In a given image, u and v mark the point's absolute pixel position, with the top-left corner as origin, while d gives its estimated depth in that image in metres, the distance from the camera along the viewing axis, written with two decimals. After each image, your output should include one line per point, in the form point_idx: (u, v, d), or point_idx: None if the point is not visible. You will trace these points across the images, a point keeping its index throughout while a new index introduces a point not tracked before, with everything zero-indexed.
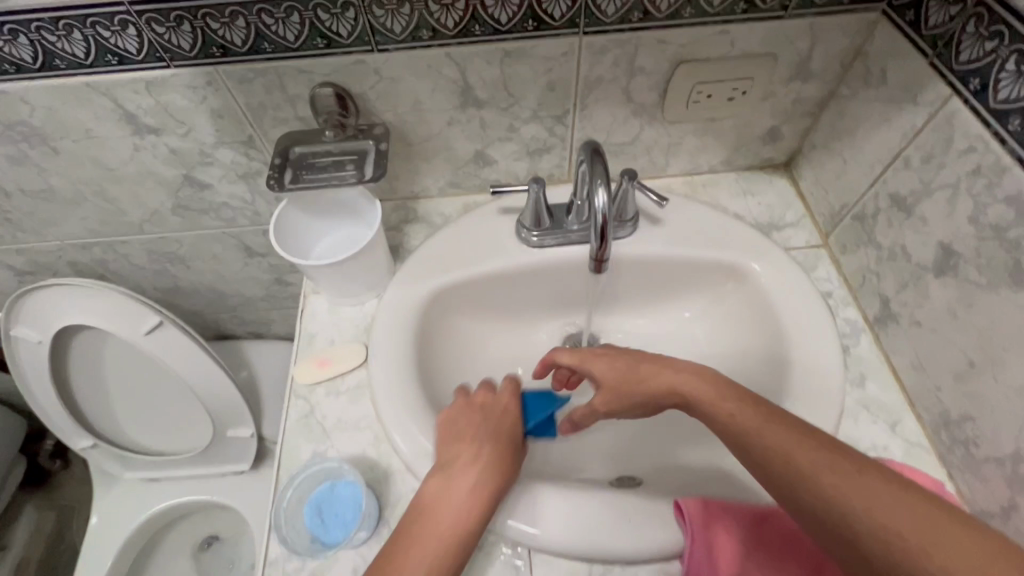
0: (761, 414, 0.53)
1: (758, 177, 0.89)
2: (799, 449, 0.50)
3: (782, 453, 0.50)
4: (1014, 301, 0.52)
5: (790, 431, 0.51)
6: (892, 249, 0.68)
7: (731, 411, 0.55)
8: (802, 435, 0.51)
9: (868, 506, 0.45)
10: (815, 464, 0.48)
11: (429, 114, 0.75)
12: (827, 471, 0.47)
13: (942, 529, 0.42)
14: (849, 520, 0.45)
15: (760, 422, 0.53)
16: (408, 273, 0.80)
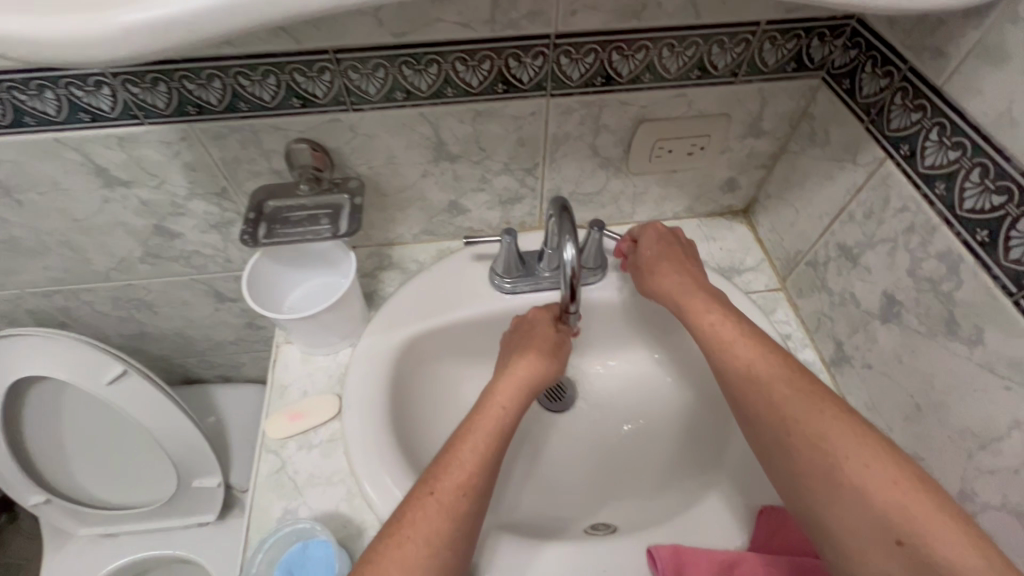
0: (779, 373, 0.60)
1: (719, 223, 0.94)
2: (812, 415, 0.56)
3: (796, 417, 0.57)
4: (951, 349, 0.56)
5: (762, 352, 0.63)
6: (842, 295, 0.72)
7: (758, 372, 0.61)
8: (769, 357, 0.62)
9: (822, 432, 0.55)
10: (822, 429, 0.55)
11: (403, 167, 0.77)
12: (835, 435, 0.54)
13: (859, 442, 0.53)
14: (779, 420, 0.58)
15: (739, 341, 0.65)
16: (382, 321, 0.80)
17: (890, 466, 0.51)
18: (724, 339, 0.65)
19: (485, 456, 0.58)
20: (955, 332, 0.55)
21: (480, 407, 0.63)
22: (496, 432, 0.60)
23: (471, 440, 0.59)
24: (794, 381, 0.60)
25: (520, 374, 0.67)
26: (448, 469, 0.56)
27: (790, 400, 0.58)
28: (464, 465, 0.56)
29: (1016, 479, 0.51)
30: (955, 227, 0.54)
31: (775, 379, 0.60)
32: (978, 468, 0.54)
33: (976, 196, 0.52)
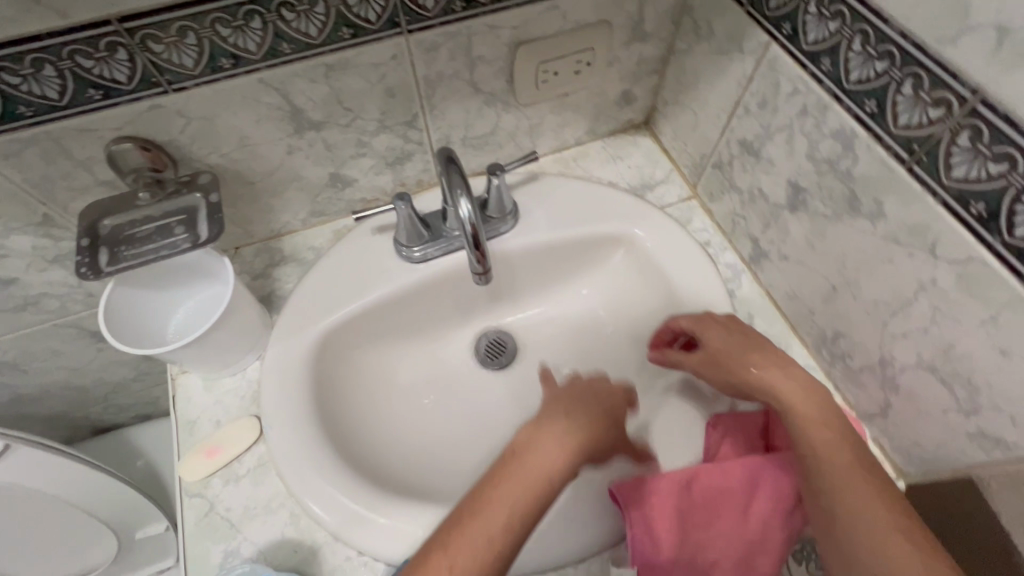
0: (812, 407, 0.56)
1: (623, 141, 0.90)
2: (815, 419, 0.56)
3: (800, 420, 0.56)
4: (857, 226, 0.56)
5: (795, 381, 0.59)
6: (751, 192, 0.71)
7: (761, 374, 0.60)
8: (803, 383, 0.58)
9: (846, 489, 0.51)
10: (862, 502, 0.50)
11: (261, 147, 0.66)
12: (832, 445, 0.54)
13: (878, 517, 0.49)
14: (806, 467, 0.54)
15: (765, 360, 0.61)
16: (289, 324, 0.73)
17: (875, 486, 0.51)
18: (716, 346, 0.63)
19: (513, 520, 0.47)
20: (858, 209, 0.55)
21: (512, 459, 0.51)
22: (529, 493, 0.48)
23: (501, 499, 0.48)
24: (801, 381, 0.58)
25: (562, 439, 0.53)
26: (463, 542, 0.45)
27: (795, 401, 0.57)
28: (483, 539, 0.46)
29: (926, 338, 0.52)
30: (846, 102, 0.52)
31: (779, 379, 0.59)
32: (892, 334, 0.56)
33: (861, 64, 0.49)
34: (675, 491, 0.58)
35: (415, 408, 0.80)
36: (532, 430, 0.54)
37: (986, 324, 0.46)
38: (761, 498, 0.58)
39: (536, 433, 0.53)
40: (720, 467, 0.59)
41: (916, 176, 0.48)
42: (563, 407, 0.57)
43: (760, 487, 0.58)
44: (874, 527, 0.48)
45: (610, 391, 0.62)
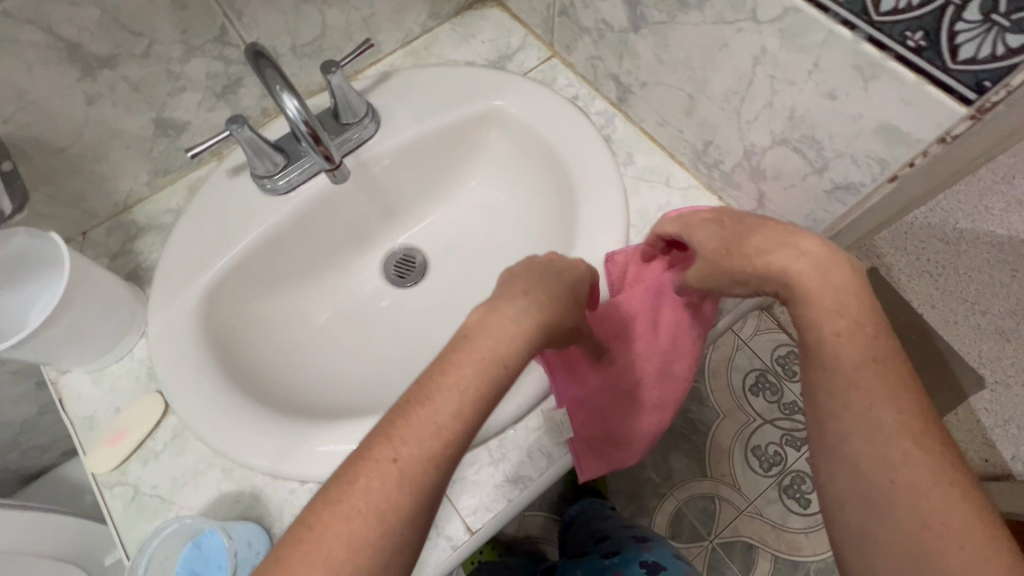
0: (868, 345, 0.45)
1: (470, 17, 0.85)
2: (834, 318, 0.45)
3: (813, 325, 0.46)
4: (690, 21, 0.55)
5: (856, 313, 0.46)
6: (598, 27, 0.69)
7: (774, 261, 0.48)
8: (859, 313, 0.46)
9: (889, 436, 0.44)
10: (902, 448, 0.44)
11: (51, 100, 0.58)
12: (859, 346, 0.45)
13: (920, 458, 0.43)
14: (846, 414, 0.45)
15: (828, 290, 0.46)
16: (164, 291, 0.67)
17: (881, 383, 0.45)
18: (709, 248, 0.52)
19: (464, 407, 0.44)
20: (686, 1, 0.54)
21: (462, 340, 0.47)
22: (480, 379, 0.45)
23: (452, 383, 0.44)
24: (820, 263, 0.47)
25: (513, 320, 0.48)
26: (410, 425, 0.43)
27: (814, 290, 0.46)
28: (428, 424, 0.43)
29: (773, 112, 0.53)
30: None
31: (793, 262, 0.47)
32: (746, 121, 0.57)
33: None
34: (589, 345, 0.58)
35: (335, 343, 0.78)
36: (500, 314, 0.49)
37: (813, 74, 0.47)
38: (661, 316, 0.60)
39: (496, 318, 0.48)
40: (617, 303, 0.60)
41: None
42: (523, 281, 0.52)
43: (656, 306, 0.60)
44: (869, 423, 0.45)
45: (570, 269, 0.55)
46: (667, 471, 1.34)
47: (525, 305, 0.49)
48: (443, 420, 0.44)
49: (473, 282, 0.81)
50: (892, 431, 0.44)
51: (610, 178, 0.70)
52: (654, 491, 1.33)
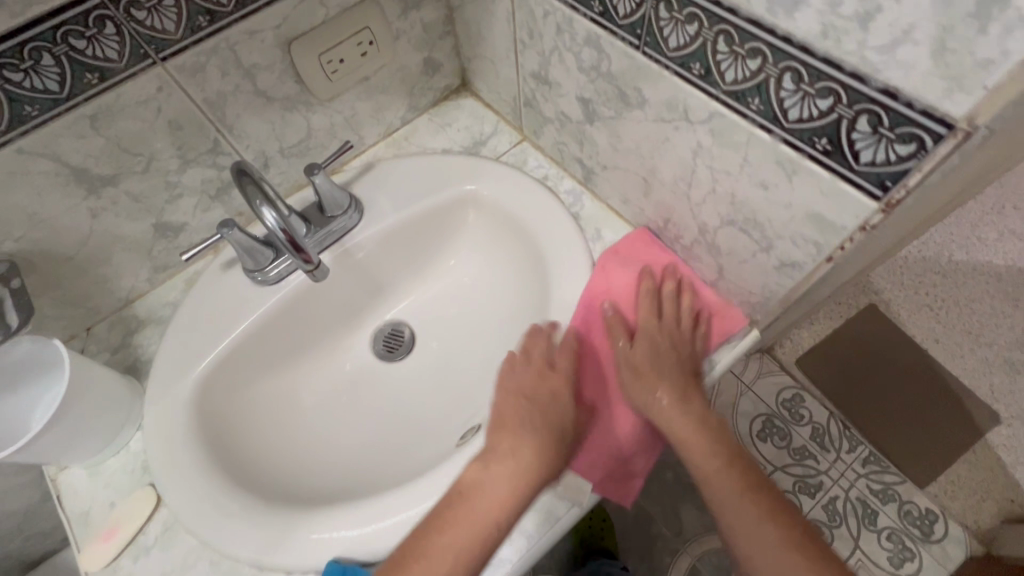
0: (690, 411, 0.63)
1: (447, 108, 0.92)
2: (656, 399, 0.63)
3: (656, 410, 0.63)
4: (635, 118, 0.60)
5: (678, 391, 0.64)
6: (559, 117, 0.74)
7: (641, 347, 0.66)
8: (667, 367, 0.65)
9: (718, 479, 0.62)
10: (731, 492, 0.61)
11: (58, 218, 0.63)
12: (677, 421, 0.63)
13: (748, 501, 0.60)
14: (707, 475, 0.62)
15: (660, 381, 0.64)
16: (159, 385, 0.70)
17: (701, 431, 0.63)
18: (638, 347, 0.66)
19: (462, 553, 0.54)
20: (630, 102, 0.59)
21: (461, 500, 0.57)
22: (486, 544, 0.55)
23: (454, 521, 0.56)
24: (653, 349, 0.65)
25: (516, 481, 0.58)
26: (422, 561, 0.54)
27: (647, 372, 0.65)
28: (439, 565, 0.53)
29: (718, 197, 0.57)
30: (581, 11, 0.56)
31: (641, 360, 0.65)
32: (697, 203, 0.61)
33: None
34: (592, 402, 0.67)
35: (327, 421, 0.81)
36: (498, 466, 0.59)
37: (745, 168, 0.51)
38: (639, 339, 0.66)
39: (490, 475, 0.58)
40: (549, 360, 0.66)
41: (650, 58, 0.52)
42: (510, 395, 0.65)
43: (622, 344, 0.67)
44: (706, 471, 0.62)
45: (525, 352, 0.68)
46: (678, 526, 1.31)
47: (529, 455, 0.60)
48: (450, 558, 0.54)
49: (459, 357, 0.85)
50: (745, 506, 0.60)
51: (579, 254, 0.73)
52: (666, 548, 1.30)
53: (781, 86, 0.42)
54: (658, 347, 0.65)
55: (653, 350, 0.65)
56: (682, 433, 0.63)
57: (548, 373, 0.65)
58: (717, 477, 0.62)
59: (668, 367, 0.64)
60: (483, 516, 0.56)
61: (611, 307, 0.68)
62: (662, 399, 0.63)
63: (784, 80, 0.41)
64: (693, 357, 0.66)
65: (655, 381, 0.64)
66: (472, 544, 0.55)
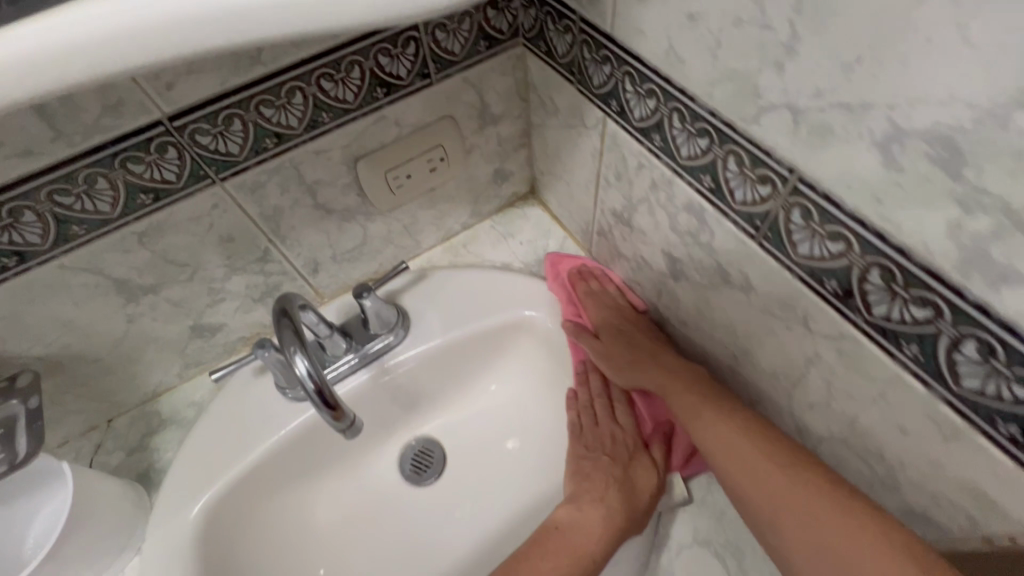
0: (681, 389, 0.60)
1: (511, 215, 0.86)
2: (645, 369, 0.65)
3: (667, 391, 0.62)
4: (734, 297, 0.51)
5: (657, 363, 0.64)
6: (637, 259, 0.66)
7: (597, 319, 0.69)
8: (631, 339, 0.67)
9: (740, 472, 0.53)
10: (759, 467, 0.52)
11: (93, 325, 0.60)
12: (667, 378, 0.62)
13: (785, 478, 0.50)
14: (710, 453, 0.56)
15: (634, 359, 0.66)
16: (166, 507, 0.65)
17: (723, 418, 0.55)
18: (602, 321, 0.69)
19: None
20: (730, 281, 0.50)
21: (545, 532, 0.64)
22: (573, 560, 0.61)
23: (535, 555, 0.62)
24: (606, 326, 0.69)
25: (594, 523, 0.63)
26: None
27: (614, 352, 0.67)
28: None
29: (829, 411, 0.48)
30: (685, 177, 0.48)
31: (608, 348, 0.68)
32: (799, 404, 0.51)
33: (687, 141, 0.45)
34: (620, 408, 0.74)
35: (342, 548, 0.75)
36: (575, 505, 0.66)
37: (877, 402, 0.41)
38: (604, 336, 0.68)
39: (582, 516, 0.64)
40: (573, 390, 0.75)
41: (767, 251, 0.44)
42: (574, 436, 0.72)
43: (591, 344, 0.69)
44: (733, 456, 0.54)
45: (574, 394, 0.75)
46: None
47: (594, 499, 0.65)
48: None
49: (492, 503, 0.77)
50: (782, 471, 0.50)
51: None
52: None
53: (958, 349, 0.33)
54: (619, 330, 0.68)
55: (612, 332, 0.68)
56: (681, 415, 0.59)
57: (582, 409, 0.73)
58: (742, 466, 0.53)
59: (637, 352, 0.66)
60: (583, 550, 0.61)
61: (580, 312, 0.73)
62: (647, 378, 0.65)
63: (964, 345, 0.32)
64: (643, 320, 0.69)
65: (643, 365, 0.65)
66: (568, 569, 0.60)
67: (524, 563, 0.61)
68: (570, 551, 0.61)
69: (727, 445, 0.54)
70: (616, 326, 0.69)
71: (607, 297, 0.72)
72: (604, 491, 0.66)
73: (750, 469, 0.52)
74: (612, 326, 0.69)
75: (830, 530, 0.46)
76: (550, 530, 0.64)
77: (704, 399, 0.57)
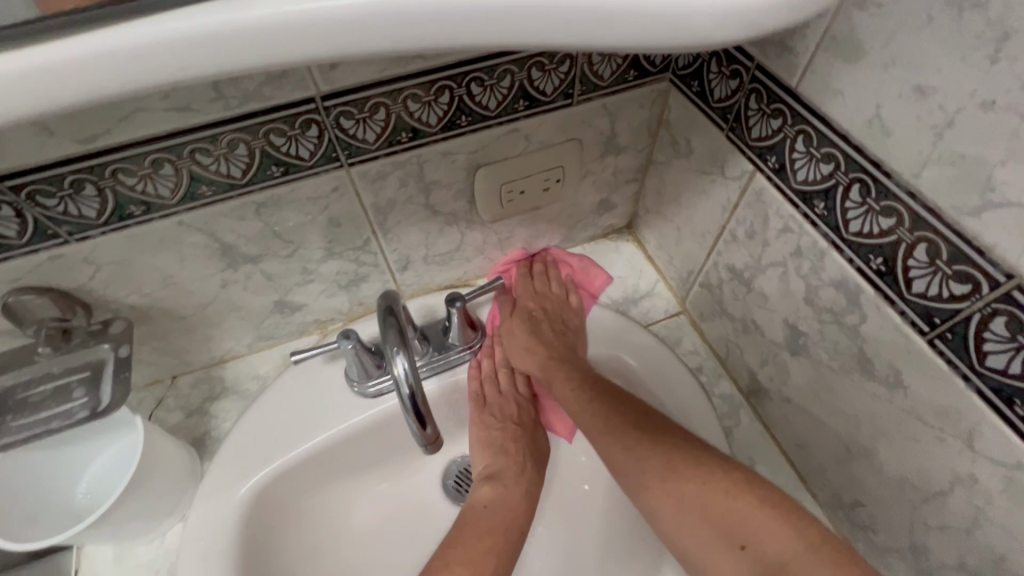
0: (596, 395, 0.63)
1: (603, 247, 0.83)
2: (532, 342, 0.70)
3: (575, 391, 0.65)
4: (870, 389, 0.47)
5: (564, 358, 0.69)
6: (745, 321, 0.62)
7: (518, 319, 0.72)
8: (539, 326, 0.71)
9: (673, 476, 0.55)
10: (688, 477, 0.54)
11: (189, 284, 0.59)
12: (567, 374, 0.67)
13: (714, 487, 0.53)
14: (631, 450, 0.58)
15: (546, 330, 0.71)
16: (219, 479, 0.64)
17: (606, 411, 0.61)
18: (523, 302, 0.74)
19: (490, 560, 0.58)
20: (871, 371, 0.46)
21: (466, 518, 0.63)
22: (496, 543, 0.60)
23: (468, 540, 0.60)
24: (526, 313, 0.73)
25: (504, 493, 0.66)
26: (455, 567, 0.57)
27: (516, 322, 0.72)
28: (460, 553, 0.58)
29: (969, 539, 0.42)
30: (845, 252, 0.45)
31: (516, 322, 0.72)
32: (924, 521, 0.46)
33: (862, 217, 0.42)
34: (521, 378, 0.75)
35: (372, 554, 0.72)
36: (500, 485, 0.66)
37: None
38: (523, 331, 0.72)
39: (505, 491, 0.66)
40: (476, 362, 0.72)
41: (939, 353, 0.39)
42: (479, 419, 0.71)
43: (512, 325, 0.72)
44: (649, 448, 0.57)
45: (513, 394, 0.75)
46: None
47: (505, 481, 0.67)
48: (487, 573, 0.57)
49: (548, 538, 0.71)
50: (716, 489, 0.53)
51: None
52: None
53: None
54: (535, 317, 0.72)
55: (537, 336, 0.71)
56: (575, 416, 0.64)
57: (486, 380, 0.72)
58: (659, 449, 0.57)
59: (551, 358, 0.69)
60: (502, 522, 0.62)
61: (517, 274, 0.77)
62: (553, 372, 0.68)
63: None
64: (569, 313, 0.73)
65: (555, 361, 0.69)
66: (488, 545, 0.60)
67: (468, 547, 0.59)
68: (492, 521, 0.63)
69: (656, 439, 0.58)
70: (530, 317, 0.72)
71: (540, 282, 0.77)
72: (517, 482, 0.67)
73: (675, 476, 0.55)
74: (533, 295, 0.75)
75: (764, 531, 0.49)
76: (477, 507, 0.64)
77: (615, 414, 0.61)
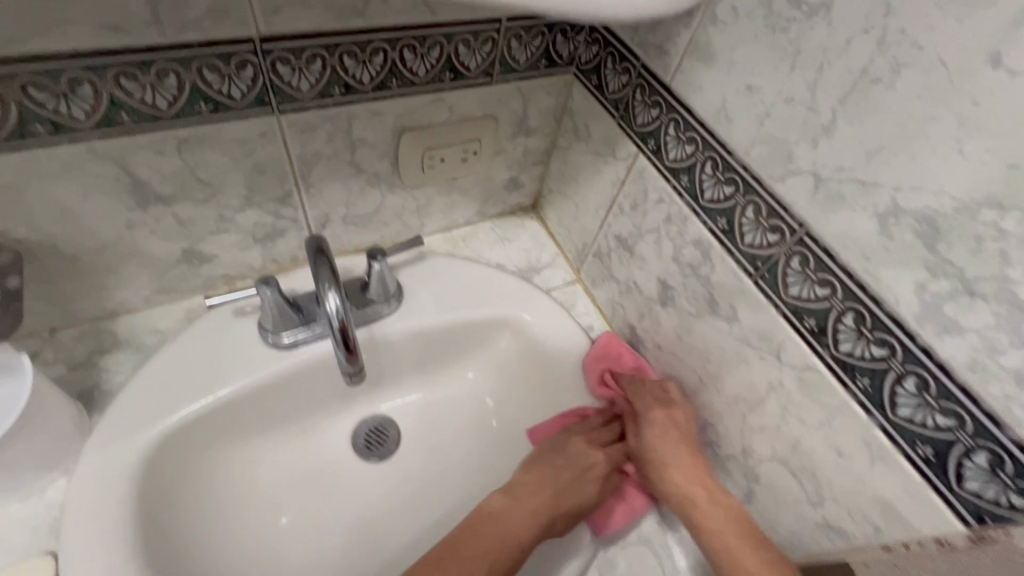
0: (696, 475, 0.61)
1: (511, 222, 0.92)
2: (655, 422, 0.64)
3: (691, 499, 0.60)
4: (717, 326, 0.60)
5: (677, 442, 0.63)
6: (628, 283, 0.74)
7: (645, 384, 0.69)
8: (675, 415, 0.64)
9: (702, 515, 0.58)
10: (719, 525, 0.57)
11: (91, 221, 0.56)
12: (688, 482, 0.60)
13: (757, 555, 0.53)
14: (707, 535, 0.57)
15: (660, 414, 0.64)
16: (112, 430, 0.61)
17: (699, 484, 0.60)
18: (647, 388, 0.67)
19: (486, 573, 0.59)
20: (717, 311, 0.59)
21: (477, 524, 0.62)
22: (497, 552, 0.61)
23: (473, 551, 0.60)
24: (661, 393, 0.67)
25: (531, 516, 0.63)
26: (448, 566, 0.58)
27: (652, 398, 0.67)
28: (462, 558, 0.59)
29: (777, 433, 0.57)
30: (702, 217, 0.57)
31: (647, 402, 0.66)
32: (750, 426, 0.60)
33: (713, 187, 0.54)
34: (604, 430, 0.71)
35: (274, 512, 0.72)
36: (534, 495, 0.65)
37: (823, 426, 0.51)
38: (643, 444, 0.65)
39: (518, 508, 0.64)
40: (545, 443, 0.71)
41: (760, 289, 0.53)
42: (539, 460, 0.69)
43: (638, 402, 0.67)
44: (699, 493, 0.60)
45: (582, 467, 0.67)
46: None
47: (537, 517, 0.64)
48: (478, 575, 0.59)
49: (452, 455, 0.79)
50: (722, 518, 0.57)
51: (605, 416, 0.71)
52: None
53: (899, 385, 0.43)
54: (664, 406, 0.65)
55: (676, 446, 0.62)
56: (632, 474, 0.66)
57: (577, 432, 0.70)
58: (719, 515, 0.57)
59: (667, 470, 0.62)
60: (507, 538, 0.62)
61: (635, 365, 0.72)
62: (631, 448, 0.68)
63: (906, 382, 0.42)
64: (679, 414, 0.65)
65: (668, 439, 0.63)
66: (485, 552, 0.60)
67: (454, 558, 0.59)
68: (503, 529, 0.62)
69: (712, 498, 0.59)
70: (665, 429, 0.64)
71: (647, 390, 0.68)
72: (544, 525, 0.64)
73: (708, 524, 0.57)
74: (653, 395, 0.67)
75: None
76: (486, 509, 0.64)
77: (693, 477, 0.61)
